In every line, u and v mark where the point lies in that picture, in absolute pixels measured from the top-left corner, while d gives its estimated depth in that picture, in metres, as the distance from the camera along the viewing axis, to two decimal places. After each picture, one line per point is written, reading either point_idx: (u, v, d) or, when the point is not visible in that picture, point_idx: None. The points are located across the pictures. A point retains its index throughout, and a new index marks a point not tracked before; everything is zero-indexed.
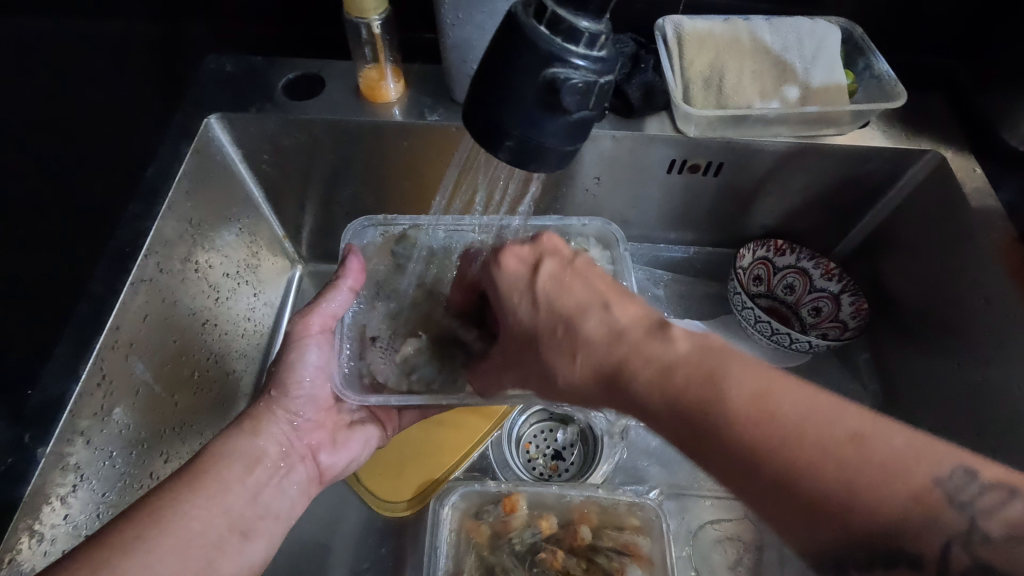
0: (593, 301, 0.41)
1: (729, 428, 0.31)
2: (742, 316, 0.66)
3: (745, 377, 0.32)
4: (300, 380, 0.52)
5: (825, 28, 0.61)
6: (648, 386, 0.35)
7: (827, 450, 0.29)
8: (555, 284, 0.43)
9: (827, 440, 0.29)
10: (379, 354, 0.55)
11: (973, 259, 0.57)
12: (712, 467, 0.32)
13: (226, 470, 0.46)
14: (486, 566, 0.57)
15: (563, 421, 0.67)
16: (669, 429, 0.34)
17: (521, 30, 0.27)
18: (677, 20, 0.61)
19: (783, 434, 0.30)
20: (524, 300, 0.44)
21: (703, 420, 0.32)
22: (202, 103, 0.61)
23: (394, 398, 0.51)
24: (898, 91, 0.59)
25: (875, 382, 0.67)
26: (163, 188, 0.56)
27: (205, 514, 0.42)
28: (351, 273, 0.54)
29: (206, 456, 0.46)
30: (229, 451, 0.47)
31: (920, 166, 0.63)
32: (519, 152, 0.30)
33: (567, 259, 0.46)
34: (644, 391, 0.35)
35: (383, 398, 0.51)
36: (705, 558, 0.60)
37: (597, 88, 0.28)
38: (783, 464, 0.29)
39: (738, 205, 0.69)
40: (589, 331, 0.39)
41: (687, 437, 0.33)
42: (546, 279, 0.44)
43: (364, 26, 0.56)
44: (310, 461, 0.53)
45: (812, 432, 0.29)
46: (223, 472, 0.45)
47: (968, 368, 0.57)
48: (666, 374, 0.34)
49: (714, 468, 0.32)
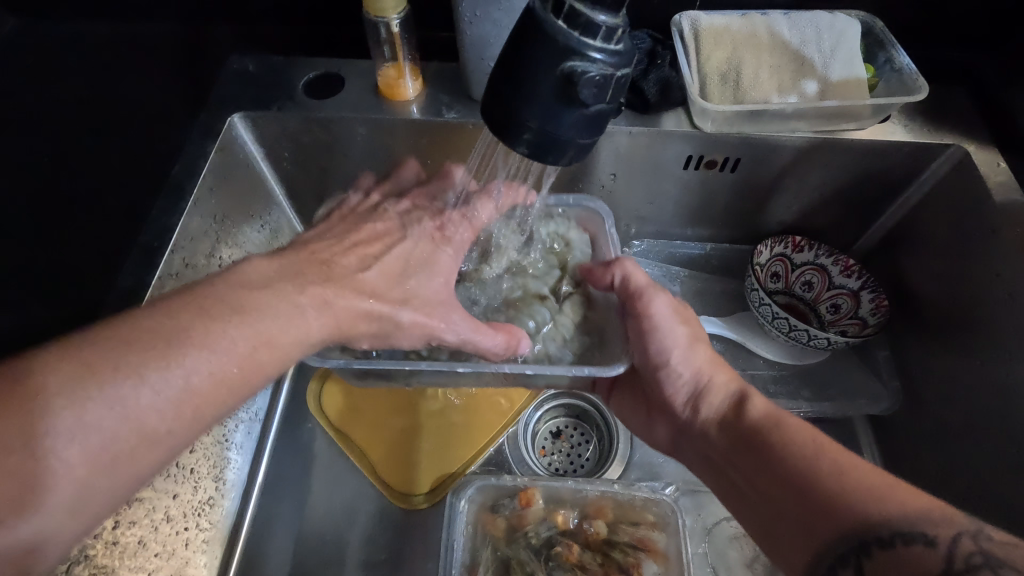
0: (701, 361, 0.51)
1: (786, 447, 0.41)
2: (760, 313, 0.66)
3: (807, 430, 0.41)
4: (403, 280, 0.47)
5: (845, 21, 0.60)
6: (730, 415, 0.47)
7: (864, 477, 0.36)
8: (686, 337, 0.51)
9: (863, 475, 0.36)
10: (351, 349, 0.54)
11: (998, 254, 0.56)
12: (759, 479, 0.41)
13: (257, 332, 0.37)
14: (501, 560, 0.58)
15: (578, 417, 0.68)
16: (740, 449, 0.44)
17: (539, 25, 0.28)
18: (694, 15, 0.61)
19: (830, 460, 0.38)
20: (676, 349, 0.51)
21: (766, 442, 0.42)
22: (225, 102, 0.62)
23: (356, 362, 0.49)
24: (919, 85, 0.59)
25: (896, 380, 0.66)
26: (188, 185, 0.58)
27: (208, 370, 0.35)
28: (506, 331, 0.50)
29: (249, 312, 0.38)
30: (275, 309, 0.39)
31: (942, 159, 0.62)
32: (537, 144, 0.30)
33: (687, 320, 0.53)
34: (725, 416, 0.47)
35: (348, 361, 0.50)
36: (721, 554, 0.60)
37: (613, 82, 0.29)
38: (804, 477, 0.38)
39: (755, 201, 0.69)
40: (714, 380, 0.50)
41: (756, 456, 0.42)
42: (683, 337, 0.51)
43: (383, 25, 0.57)
44: None
45: (853, 465, 0.37)
46: (267, 341, 0.38)
47: (993, 365, 0.56)
48: (762, 416, 0.45)
49: (760, 480, 0.41)
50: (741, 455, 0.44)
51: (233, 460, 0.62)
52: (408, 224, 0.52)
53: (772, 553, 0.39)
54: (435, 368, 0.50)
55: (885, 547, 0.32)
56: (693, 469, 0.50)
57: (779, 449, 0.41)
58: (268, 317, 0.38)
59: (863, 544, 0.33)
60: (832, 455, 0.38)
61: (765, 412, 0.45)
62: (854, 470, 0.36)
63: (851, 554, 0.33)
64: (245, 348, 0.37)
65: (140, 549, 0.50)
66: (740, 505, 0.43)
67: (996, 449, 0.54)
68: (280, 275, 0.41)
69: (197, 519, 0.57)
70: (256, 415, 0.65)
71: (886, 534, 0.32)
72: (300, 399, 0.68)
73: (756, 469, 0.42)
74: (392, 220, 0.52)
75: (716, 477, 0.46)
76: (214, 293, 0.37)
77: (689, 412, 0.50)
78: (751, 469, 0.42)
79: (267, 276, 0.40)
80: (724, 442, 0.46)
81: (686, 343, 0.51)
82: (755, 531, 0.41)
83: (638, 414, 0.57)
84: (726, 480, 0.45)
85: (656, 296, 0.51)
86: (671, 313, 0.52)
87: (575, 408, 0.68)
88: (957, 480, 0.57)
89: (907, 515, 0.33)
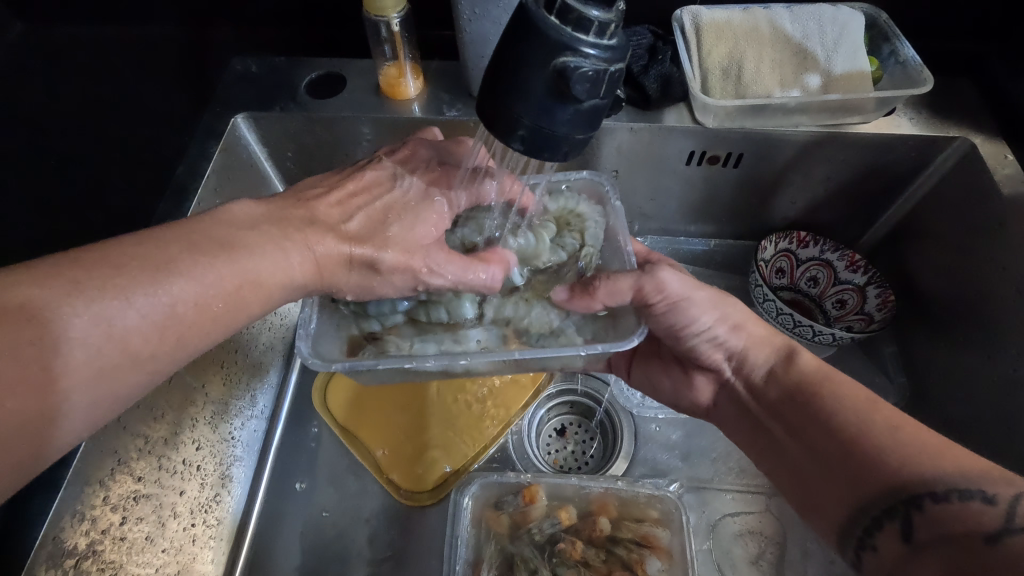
0: (736, 315, 0.49)
1: (836, 400, 0.42)
2: (765, 309, 0.66)
3: (856, 384, 0.42)
4: (386, 226, 0.44)
5: (848, 13, 0.59)
6: (776, 369, 0.47)
7: (918, 433, 0.37)
8: (716, 296, 0.49)
9: (914, 430, 0.37)
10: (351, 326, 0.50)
11: (1004, 248, 0.55)
12: (805, 435, 0.42)
13: (245, 270, 0.37)
14: (506, 557, 0.57)
15: (582, 415, 0.68)
16: (785, 402, 0.45)
17: (531, 21, 0.28)
18: (695, 10, 0.60)
19: (883, 413, 0.39)
20: (707, 313, 0.48)
21: (815, 398, 0.43)
22: (229, 103, 0.63)
23: (367, 363, 0.45)
24: (925, 77, 0.58)
25: (903, 376, 0.65)
26: (192, 185, 0.58)
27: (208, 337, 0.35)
28: (495, 259, 0.48)
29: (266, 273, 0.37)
30: (268, 264, 0.38)
31: (948, 153, 0.61)
32: (531, 140, 0.30)
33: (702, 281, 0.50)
34: (770, 369, 0.47)
35: (354, 363, 0.45)
36: (727, 552, 0.60)
37: (607, 77, 0.29)
38: (856, 432, 0.39)
39: (760, 196, 0.68)
40: (752, 330, 0.49)
41: (802, 408, 0.43)
42: (713, 297, 0.49)
43: (384, 24, 0.57)
44: None
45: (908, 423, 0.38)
46: (255, 280, 0.37)
47: (1000, 361, 0.55)
48: (811, 367, 0.45)
49: (805, 435, 0.42)
50: (785, 409, 0.45)
51: (239, 458, 0.63)
52: (401, 174, 0.47)
53: (806, 504, 0.42)
54: (442, 363, 0.45)
55: (940, 502, 0.34)
56: (730, 428, 0.51)
57: (828, 404, 0.42)
58: (259, 257, 0.37)
59: (916, 499, 0.35)
60: (886, 411, 0.39)
61: (812, 362, 0.46)
62: (908, 426, 0.38)
63: (902, 507, 0.35)
64: (230, 298, 0.36)
65: (147, 544, 0.52)
66: (778, 459, 0.44)
67: (1004, 446, 0.53)
68: (290, 233, 0.40)
69: (203, 516, 0.58)
70: (262, 414, 0.66)
71: (941, 490, 0.34)
72: (304, 396, 0.69)
73: (801, 423, 0.43)
74: (385, 168, 0.47)
75: (753, 429, 0.48)
76: (225, 239, 0.37)
77: (731, 369, 0.50)
78: (797, 423, 0.43)
79: (255, 217, 0.39)
80: (767, 394, 0.47)
81: (714, 301, 0.48)
82: (788, 484, 0.43)
83: (669, 376, 0.56)
84: (765, 431, 0.46)
85: (659, 275, 0.46)
86: (685, 283, 0.47)
87: (579, 405, 0.68)
88: None
89: (963, 472, 0.34)
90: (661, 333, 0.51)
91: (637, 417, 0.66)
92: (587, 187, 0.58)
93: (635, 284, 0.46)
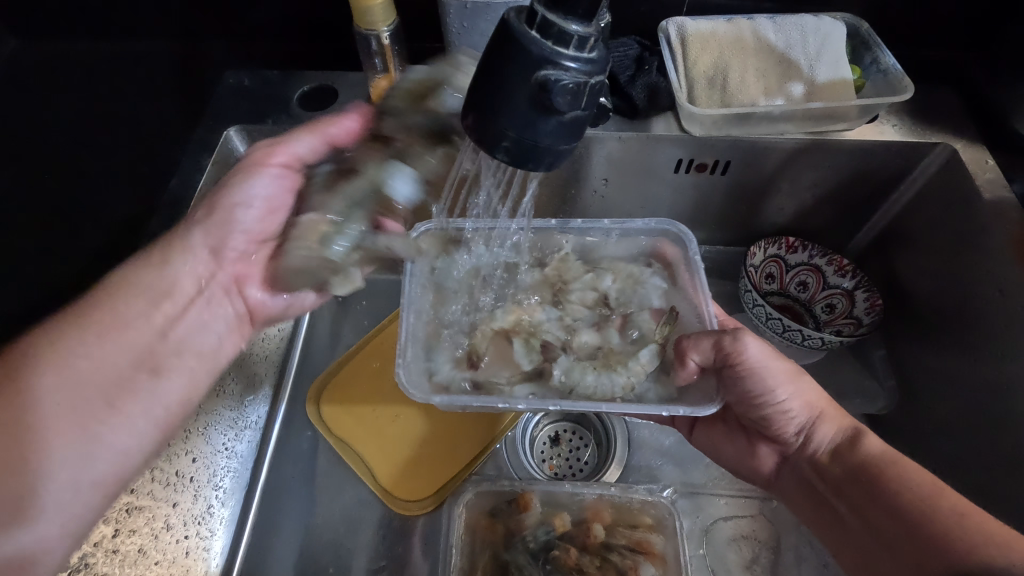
0: (811, 395, 0.49)
1: (901, 479, 0.43)
2: (754, 314, 0.66)
3: (919, 466, 0.44)
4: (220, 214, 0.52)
5: (830, 24, 0.61)
6: (841, 447, 0.48)
7: (984, 522, 0.38)
8: (793, 373, 0.49)
9: (986, 520, 0.38)
10: (316, 240, 0.49)
11: (985, 253, 0.56)
12: (871, 515, 0.43)
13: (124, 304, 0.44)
14: (500, 563, 0.58)
15: (577, 422, 0.67)
16: (848, 479, 0.46)
17: (514, 36, 0.29)
18: (681, 21, 0.61)
19: (947, 497, 0.41)
20: (786, 388, 0.48)
21: (879, 477, 0.44)
22: (220, 116, 0.64)
23: (467, 399, 0.47)
24: (905, 84, 0.59)
25: (892, 379, 0.66)
26: (185, 198, 0.60)
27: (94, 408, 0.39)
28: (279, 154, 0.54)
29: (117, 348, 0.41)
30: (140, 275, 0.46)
31: (931, 158, 0.62)
32: (515, 151, 0.31)
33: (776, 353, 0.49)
34: (836, 444, 0.48)
35: (453, 398, 0.47)
36: (720, 557, 0.60)
37: (588, 89, 0.29)
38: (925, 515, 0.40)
39: (749, 202, 0.69)
40: (829, 407, 0.49)
41: (869, 486, 0.44)
42: (789, 375, 0.49)
43: (374, 37, 0.58)
44: (235, 295, 0.54)
45: (972, 506, 0.40)
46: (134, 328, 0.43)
47: (986, 366, 0.56)
48: (887, 451, 0.46)
49: (872, 516, 0.43)
50: (851, 489, 0.46)
51: (234, 469, 0.63)
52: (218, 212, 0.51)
53: None
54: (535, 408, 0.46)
55: None
56: (793, 502, 0.51)
57: (895, 486, 0.43)
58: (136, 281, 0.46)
59: None
60: (951, 497, 0.40)
61: (880, 443, 0.47)
62: (974, 514, 0.39)
63: None
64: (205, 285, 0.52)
65: (140, 557, 0.52)
66: (840, 536, 0.46)
67: (992, 448, 0.54)
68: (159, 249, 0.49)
69: (196, 528, 0.58)
70: (256, 425, 0.66)
71: None
72: (297, 404, 0.69)
73: (865, 504, 0.44)
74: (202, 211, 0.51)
75: (817, 503, 0.48)
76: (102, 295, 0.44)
77: (799, 449, 0.50)
78: (865, 501, 0.44)
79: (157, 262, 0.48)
80: (830, 473, 0.48)
81: (790, 374, 0.48)
82: (854, 561, 0.44)
83: (732, 444, 0.56)
84: (830, 509, 0.47)
85: (742, 338, 0.46)
86: (763, 350, 0.47)
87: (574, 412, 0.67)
88: (959, 475, 0.56)
89: None
90: (731, 398, 0.51)
91: (631, 425, 0.67)
92: (663, 240, 0.59)
93: (715, 345, 0.47)
